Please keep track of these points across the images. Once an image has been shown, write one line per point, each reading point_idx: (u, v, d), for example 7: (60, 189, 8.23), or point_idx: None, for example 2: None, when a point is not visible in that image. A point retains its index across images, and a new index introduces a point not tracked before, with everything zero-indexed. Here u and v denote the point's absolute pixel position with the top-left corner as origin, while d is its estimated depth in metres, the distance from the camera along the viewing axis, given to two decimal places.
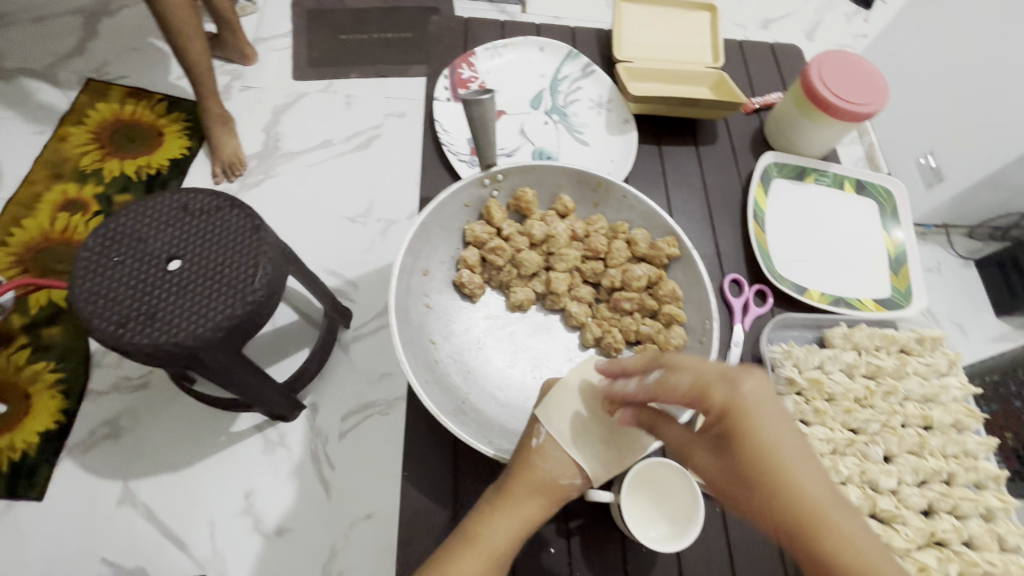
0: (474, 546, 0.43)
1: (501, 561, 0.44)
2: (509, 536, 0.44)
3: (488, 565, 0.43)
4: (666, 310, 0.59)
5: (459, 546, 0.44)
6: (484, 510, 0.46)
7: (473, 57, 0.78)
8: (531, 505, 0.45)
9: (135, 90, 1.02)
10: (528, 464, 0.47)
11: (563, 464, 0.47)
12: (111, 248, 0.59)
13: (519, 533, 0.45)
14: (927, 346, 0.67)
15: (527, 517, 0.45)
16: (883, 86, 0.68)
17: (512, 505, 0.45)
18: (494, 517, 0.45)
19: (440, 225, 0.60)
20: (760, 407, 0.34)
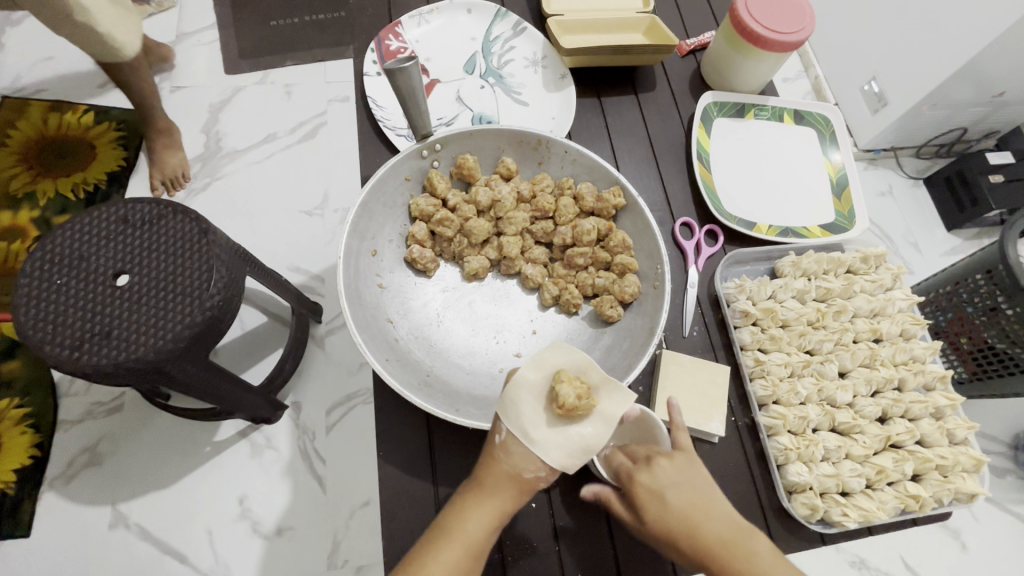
0: (450, 539, 0.44)
1: (479, 549, 0.45)
2: (486, 526, 0.45)
3: (464, 554, 0.44)
4: (619, 260, 0.60)
5: (435, 539, 0.45)
6: (458, 503, 0.47)
7: (398, 26, 0.76)
8: (505, 494, 0.46)
9: (57, 103, 0.96)
10: (493, 461, 0.47)
11: (528, 461, 0.46)
12: (52, 271, 0.57)
13: (493, 523, 0.46)
14: (871, 264, 0.69)
15: (500, 507, 0.46)
16: (809, 13, 0.68)
17: (485, 495, 0.46)
18: (470, 509, 0.46)
19: (382, 202, 0.59)
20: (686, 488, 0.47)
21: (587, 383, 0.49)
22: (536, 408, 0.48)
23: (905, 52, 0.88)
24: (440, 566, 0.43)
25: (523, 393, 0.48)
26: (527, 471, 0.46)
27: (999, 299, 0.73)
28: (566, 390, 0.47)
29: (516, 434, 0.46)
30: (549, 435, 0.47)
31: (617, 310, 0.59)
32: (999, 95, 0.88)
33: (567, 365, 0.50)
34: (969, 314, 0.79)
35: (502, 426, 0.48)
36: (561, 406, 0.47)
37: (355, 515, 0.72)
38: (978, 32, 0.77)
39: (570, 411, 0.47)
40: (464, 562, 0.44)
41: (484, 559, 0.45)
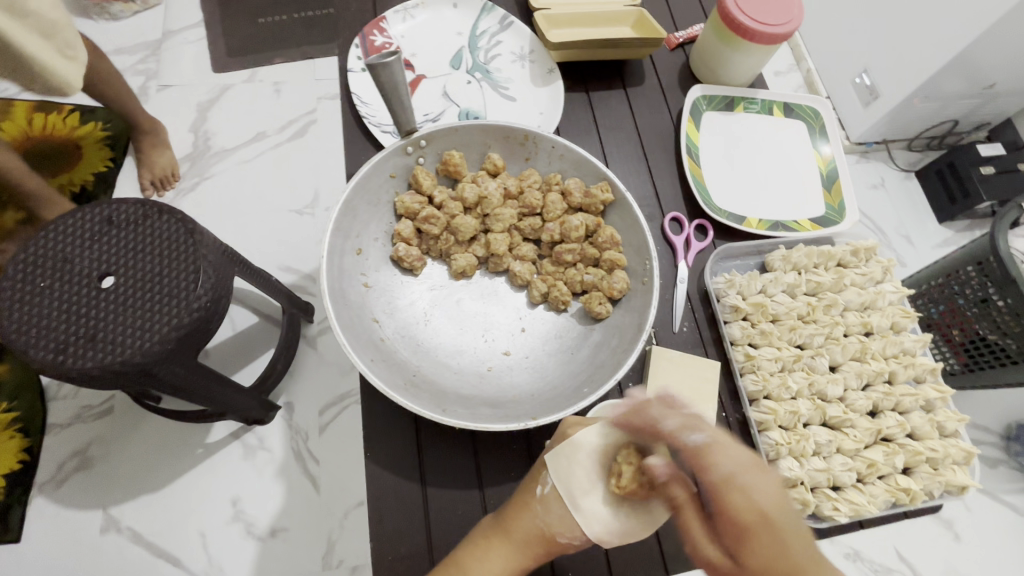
0: (463, 574, 0.50)
1: None
2: (500, 574, 0.50)
3: None
4: (607, 256, 0.59)
5: (449, 569, 0.51)
6: (480, 542, 0.52)
7: (384, 22, 0.76)
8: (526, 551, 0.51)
9: (42, 103, 0.95)
10: (531, 515, 0.51)
11: (567, 527, 0.49)
12: (36, 273, 0.56)
13: (506, 571, 0.51)
14: (861, 257, 0.69)
15: (517, 561, 0.51)
16: (797, 5, 0.68)
17: (505, 543, 0.51)
18: (490, 555, 0.50)
19: (367, 200, 0.59)
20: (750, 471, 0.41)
21: (650, 472, 0.49)
22: (589, 482, 0.49)
23: (895, 44, 0.88)
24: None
25: (584, 460, 0.49)
26: (560, 531, 0.50)
27: (991, 290, 0.73)
28: (627, 473, 0.47)
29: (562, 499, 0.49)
30: (595, 509, 0.48)
31: (606, 307, 0.58)
32: (989, 86, 0.88)
33: (633, 440, 0.50)
34: (961, 306, 0.79)
35: (547, 479, 0.51)
36: (620, 487, 0.47)
37: (349, 515, 0.71)
38: (967, 23, 0.77)
39: (625, 493, 0.47)
40: None
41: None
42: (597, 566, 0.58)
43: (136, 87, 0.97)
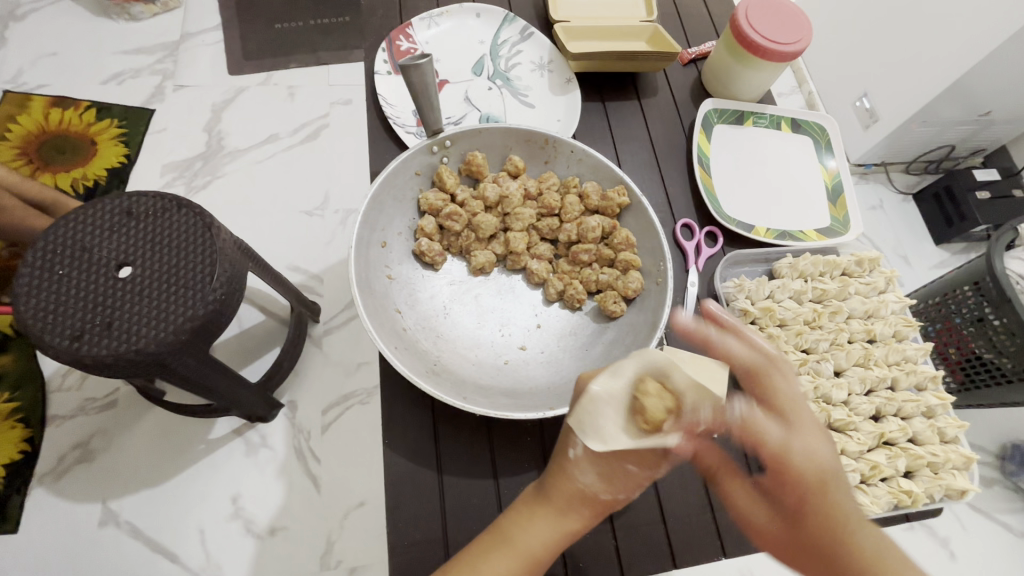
0: (511, 549, 0.47)
1: (534, 562, 0.47)
2: (547, 543, 0.48)
3: (522, 567, 0.46)
4: (622, 257, 0.61)
5: (495, 547, 0.47)
6: (523, 516, 0.49)
7: (409, 28, 0.78)
8: (566, 514, 0.48)
9: (59, 99, 0.96)
10: (568, 478, 0.48)
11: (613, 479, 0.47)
12: (55, 261, 0.57)
13: (554, 538, 0.48)
14: (865, 267, 0.71)
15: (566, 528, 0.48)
16: (806, 24, 0.70)
17: (549, 512, 0.48)
18: (530, 525, 0.48)
19: (393, 196, 0.60)
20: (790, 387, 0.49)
21: (671, 389, 0.46)
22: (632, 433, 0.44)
23: (896, 69, 0.91)
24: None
25: (614, 408, 0.46)
26: (604, 492, 0.48)
27: (987, 310, 0.75)
28: (652, 403, 0.44)
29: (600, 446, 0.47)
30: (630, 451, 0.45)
31: (620, 306, 0.60)
32: (986, 113, 0.91)
33: (648, 367, 0.47)
34: (957, 324, 0.81)
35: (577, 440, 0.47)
36: (648, 420, 0.44)
37: (350, 515, 0.72)
38: (964, 51, 0.80)
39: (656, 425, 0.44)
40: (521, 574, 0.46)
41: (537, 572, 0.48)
42: (607, 554, 0.58)
43: (153, 86, 0.99)
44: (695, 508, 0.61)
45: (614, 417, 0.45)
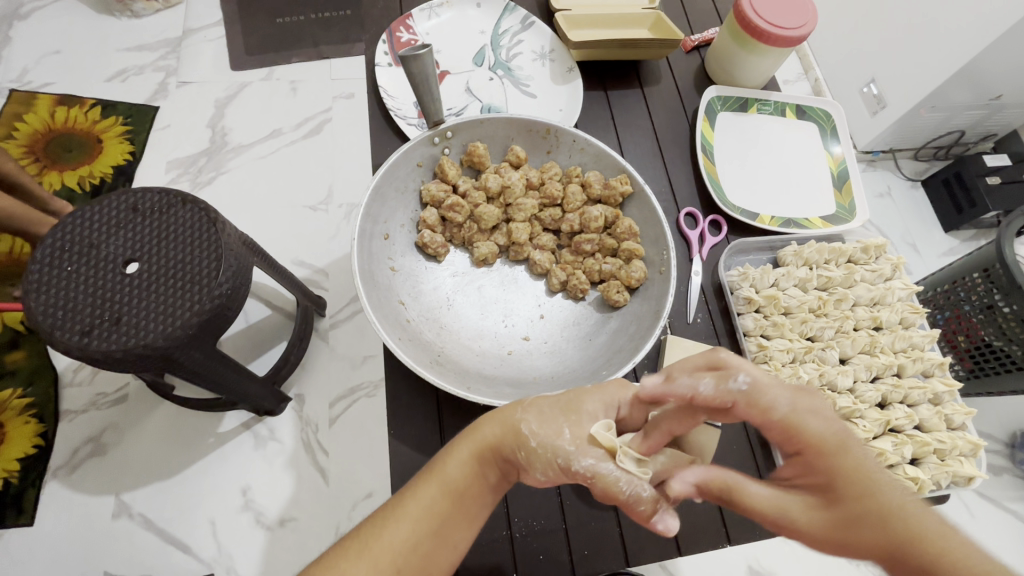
0: (431, 475, 0.47)
1: (456, 490, 0.46)
2: (463, 468, 0.47)
3: (440, 494, 0.46)
4: (625, 246, 0.61)
5: (420, 475, 0.48)
6: (450, 445, 0.49)
7: (410, 19, 0.78)
8: (487, 442, 0.47)
9: (64, 97, 0.97)
10: (505, 415, 0.48)
11: (554, 433, 0.46)
12: (63, 258, 0.58)
13: (475, 467, 0.47)
14: (871, 254, 0.71)
15: (489, 451, 0.47)
16: (811, 8, 0.69)
17: (470, 436, 0.48)
18: (451, 450, 0.48)
19: (395, 188, 0.60)
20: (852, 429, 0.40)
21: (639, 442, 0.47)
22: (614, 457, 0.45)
23: (905, 53, 0.90)
24: (416, 502, 0.46)
25: (588, 403, 0.48)
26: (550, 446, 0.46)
27: (997, 297, 0.74)
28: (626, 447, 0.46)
29: (558, 403, 0.48)
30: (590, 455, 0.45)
31: (623, 296, 0.60)
32: (997, 97, 0.89)
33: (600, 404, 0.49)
34: (967, 312, 0.80)
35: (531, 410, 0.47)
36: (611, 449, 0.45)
37: (358, 507, 0.72)
38: (975, 34, 0.79)
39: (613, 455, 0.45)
40: (439, 502, 0.46)
41: (462, 505, 0.46)
42: (612, 544, 0.58)
43: (156, 83, 0.99)
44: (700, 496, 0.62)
45: (569, 397, 0.49)
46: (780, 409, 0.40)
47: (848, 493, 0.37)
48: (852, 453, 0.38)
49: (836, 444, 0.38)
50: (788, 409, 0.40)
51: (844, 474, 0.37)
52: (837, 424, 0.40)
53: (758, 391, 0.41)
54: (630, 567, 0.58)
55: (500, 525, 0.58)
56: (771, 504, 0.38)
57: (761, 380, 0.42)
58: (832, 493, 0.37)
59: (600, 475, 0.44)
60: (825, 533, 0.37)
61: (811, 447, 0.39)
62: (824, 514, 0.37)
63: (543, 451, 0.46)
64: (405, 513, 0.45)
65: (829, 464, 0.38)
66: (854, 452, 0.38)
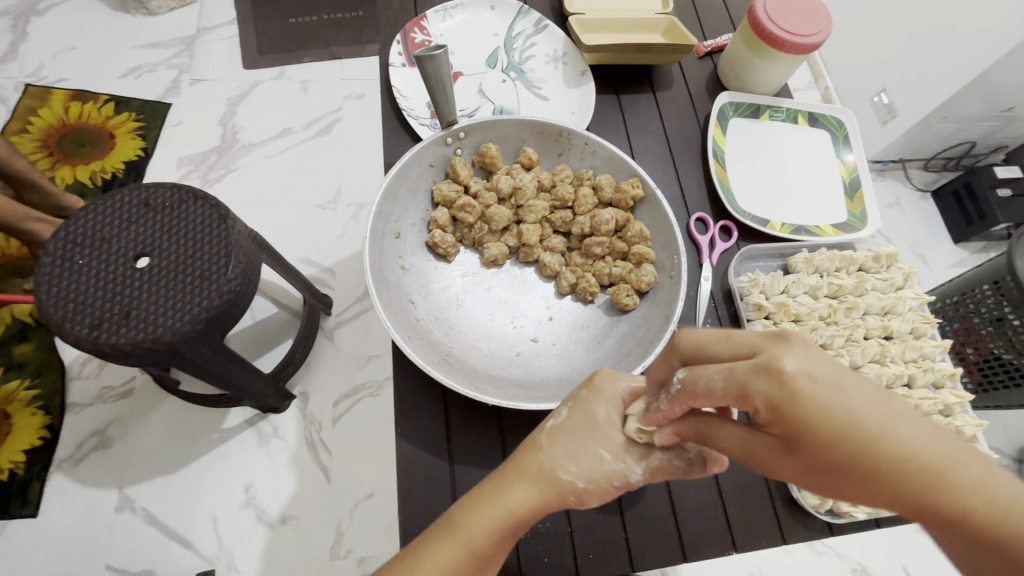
0: (453, 537, 0.43)
1: (479, 554, 0.43)
2: (492, 533, 0.43)
3: (463, 559, 0.42)
4: (636, 250, 0.61)
5: (440, 535, 0.43)
6: (475, 502, 0.44)
7: (424, 20, 0.78)
8: (517, 499, 0.43)
9: (78, 92, 0.98)
10: (538, 463, 0.44)
11: (593, 463, 0.44)
12: (74, 251, 0.58)
13: (501, 530, 0.43)
14: (883, 263, 0.71)
15: (518, 514, 0.43)
16: (826, 16, 0.69)
17: (499, 500, 0.43)
18: (477, 511, 0.43)
19: (406, 187, 0.61)
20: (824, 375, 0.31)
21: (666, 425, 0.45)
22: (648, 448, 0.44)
23: (917, 64, 0.89)
24: (437, 565, 0.42)
25: (602, 410, 0.46)
26: (597, 476, 0.44)
27: (1007, 309, 0.74)
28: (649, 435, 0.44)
29: (580, 428, 0.45)
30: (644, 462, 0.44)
31: (633, 299, 0.60)
32: (1009, 109, 0.88)
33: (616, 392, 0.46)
34: (976, 324, 0.79)
35: (568, 462, 0.44)
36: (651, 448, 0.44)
37: (359, 506, 0.72)
38: (987, 45, 0.78)
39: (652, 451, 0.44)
40: (462, 566, 0.42)
41: (485, 565, 0.43)
42: (617, 549, 0.58)
43: (169, 80, 1.00)
44: (705, 503, 0.61)
45: (584, 413, 0.46)
46: (715, 387, 0.34)
47: (816, 451, 0.32)
48: (811, 399, 0.31)
49: (794, 399, 0.31)
50: (726, 386, 0.34)
51: (809, 429, 0.31)
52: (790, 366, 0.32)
53: (693, 385, 0.36)
54: (634, 571, 0.58)
55: None
56: (741, 448, 0.36)
57: (695, 371, 0.36)
58: (799, 448, 0.32)
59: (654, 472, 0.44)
60: (800, 479, 0.34)
61: (768, 409, 0.32)
62: (795, 463, 0.33)
63: (592, 485, 0.44)
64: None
65: (798, 423, 0.32)
66: (818, 396, 0.31)
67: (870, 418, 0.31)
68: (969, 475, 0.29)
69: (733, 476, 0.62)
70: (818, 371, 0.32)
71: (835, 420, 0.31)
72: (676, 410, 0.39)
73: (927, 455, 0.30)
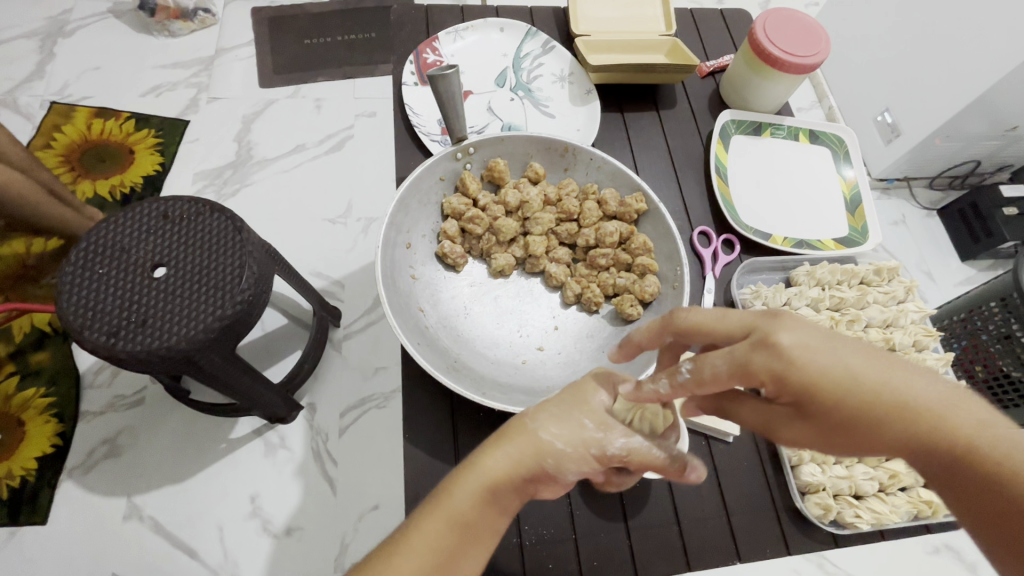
0: (434, 505, 0.42)
1: (460, 521, 0.42)
2: (468, 499, 0.42)
3: (444, 527, 0.41)
4: (640, 261, 0.62)
5: (422, 504, 0.43)
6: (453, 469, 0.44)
7: (436, 41, 0.81)
8: (493, 462, 0.43)
9: (101, 110, 1.02)
10: (521, 431, 0.44)
11: (575, 428, 0.44)
12: (96, 260, 0.60)
13: (479, 496, 0.42)
14: (884, 277, 0.72)
15: (493, 478, 0.42)
16: (824, 37, 0.71)
17: (474, 464, 0.43)
18: (455, 479, 0.43)
19: (418, 200, 0.63)
20: (814, 343, 0.37)
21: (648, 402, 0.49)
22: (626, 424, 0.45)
23: (918, 84, 0.91)
24: (421, 537, 0.41)
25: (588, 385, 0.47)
26: (578, 441, 0.43)
27: (1014, 326, 0.74)
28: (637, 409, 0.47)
29: (564, 399, 0.46)
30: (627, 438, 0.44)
31: (637, 309, 0.61)
32: (1012, 129, 0.89)
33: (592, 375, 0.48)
34: (984, 341, 0.79)
35: (542, 421, 0.44)
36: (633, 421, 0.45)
37: (363, 519, 0.70)
38: (990, 66, 0.80)
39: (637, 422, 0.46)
40: (443, 535, 0.41)
41: (467, 537, 0.42)
42: (621, 556, 0.58)
43: (188, 98, 1.04)
44: (710, 512, 0.61)
45: (570, 387, 0.47)
46: (718, 366, 0.39)
47: (824, 411, 0.37)
48: (817, 367, 0.37)
49: (794, 368, 0.37)
50: (729, 368, 0.38)
51: (817, 395, 0.37)
52: (788, 342, 0.37)
53: (699, 373, 0.40)
54: None
55: (510, 532, 0.58)
56: (757, 420, 0.41)
57: (700, 359, 0.40)
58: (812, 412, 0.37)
59: (635, 450, 0.44)
60: (810, 441, 0.39)
61: (773, 379, 0.38)
62: (806, 426, 0.38)
63: (573, 450, 0.43)
64: (409, 551, 0.41)
65: (807, 390, 0.37)
66: (814, 360, 0.37)
67: (860, 373, 0.37)
68: (959, 420, 0.35)
69: (738, 486, 0.62)
70: (809, 341, 0.37)
71: (834, 382, 0.36)
72: (676, 393, 0.42)
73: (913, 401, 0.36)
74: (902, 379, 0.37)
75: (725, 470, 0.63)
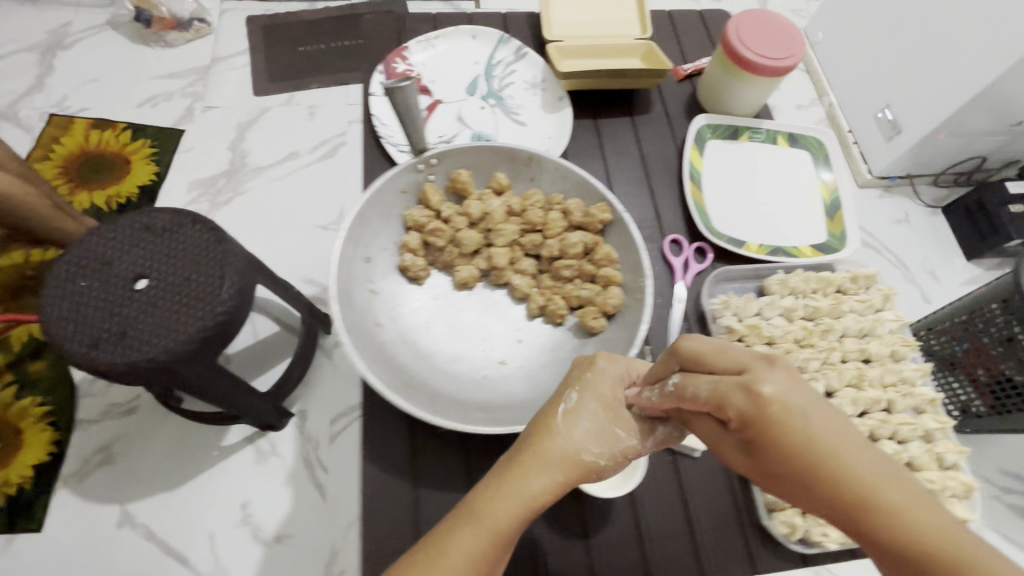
0: (473, 520, 0.42)
1: (502, 538, 0.41)
2: (512, 517, 0.42)
3: (485, 543, 0.41)
4: (603, 273, 0.61)
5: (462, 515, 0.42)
6: (494, 483, 0.43)
7: (406, 50, 0.81)
8: (540, 484, 0.42)
9: (99, 120, 1.03)
10: (550, 441, 0.44)
11: (600, 440, 0.45)
12: (80, 272, 0.61)
13: (526, 510, 0.42)
14: (860, 284, 0.70)
15: (533, 496, 0.42)
16: (799, 38, 0.70)
17: (519, 471, 0.43)
18: (498, 491, 0.42)
19: (378, 213, 0.63)
20: (799, 401, 0.36)
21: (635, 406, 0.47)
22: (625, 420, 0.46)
23: (916, 80, 0.89)
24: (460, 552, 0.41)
25: (607, 386, 0.47)
26: (588, 452, 0.44)
27: (1017, 328, 0.71)
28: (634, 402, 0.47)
29: (591, 406, 0.46)
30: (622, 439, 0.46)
31: (600, 322, 0.60)
32: (1018, 123, 0.86)
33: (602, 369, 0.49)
34: (986, 344, 0.77)
35: (578, 430, 0.45)
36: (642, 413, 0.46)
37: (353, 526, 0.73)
38: (991, 60, 0.77)
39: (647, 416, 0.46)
40: (481, 548, 0.41)
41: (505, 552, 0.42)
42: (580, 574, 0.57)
43: (183, 108, 1.05)
44: (672, 528, 0.60)
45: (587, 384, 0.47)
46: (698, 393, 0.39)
47: (776, 458, 0.36)
48: (788, 424, 0.35)
49: (764, 421, 0.36)
50: (710, 396, 0.38)
51: (772, 448, 0.36)
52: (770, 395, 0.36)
53: (681, 391, 0.40)
54: None
55: None
56: (710, 436, 0.41)
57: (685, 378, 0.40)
58: (760, 451, 0.37)
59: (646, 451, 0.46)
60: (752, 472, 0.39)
61: (741, 420, 0.37)
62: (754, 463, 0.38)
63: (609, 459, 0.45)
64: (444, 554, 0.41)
65: (764, 439, 0.36)
66: (794, 420, 0.35)
67: (829, 438, 0.35)
68: (918, 517, 0.34)
69: (703, 503, 0.61)
70: (792, 399, 0.36)
71: (799, 438, 0.35)
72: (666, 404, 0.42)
73: (870, 477, 0.35)
74: (871, 457, 0.36)
75: (689, 487, 0.62)
